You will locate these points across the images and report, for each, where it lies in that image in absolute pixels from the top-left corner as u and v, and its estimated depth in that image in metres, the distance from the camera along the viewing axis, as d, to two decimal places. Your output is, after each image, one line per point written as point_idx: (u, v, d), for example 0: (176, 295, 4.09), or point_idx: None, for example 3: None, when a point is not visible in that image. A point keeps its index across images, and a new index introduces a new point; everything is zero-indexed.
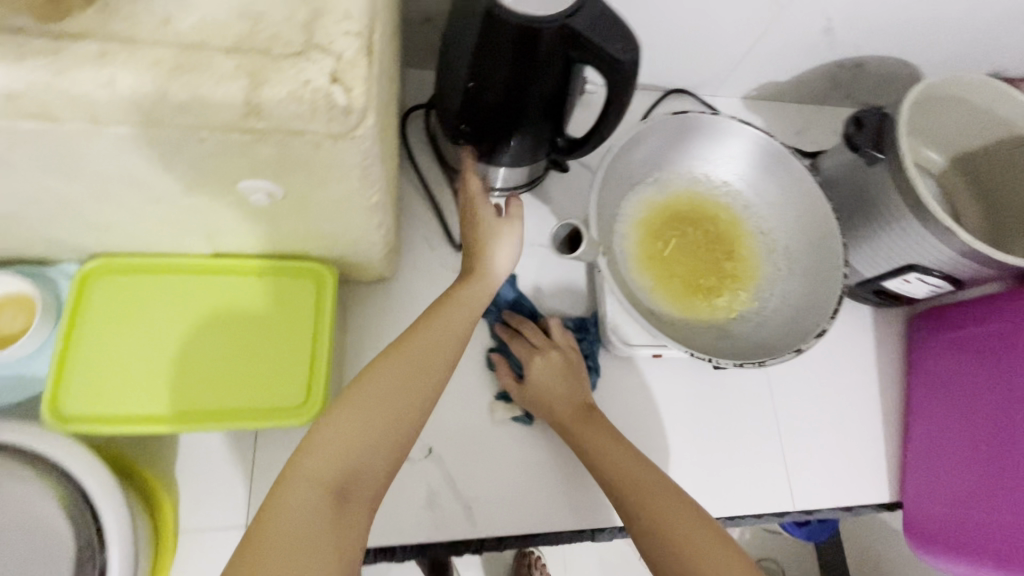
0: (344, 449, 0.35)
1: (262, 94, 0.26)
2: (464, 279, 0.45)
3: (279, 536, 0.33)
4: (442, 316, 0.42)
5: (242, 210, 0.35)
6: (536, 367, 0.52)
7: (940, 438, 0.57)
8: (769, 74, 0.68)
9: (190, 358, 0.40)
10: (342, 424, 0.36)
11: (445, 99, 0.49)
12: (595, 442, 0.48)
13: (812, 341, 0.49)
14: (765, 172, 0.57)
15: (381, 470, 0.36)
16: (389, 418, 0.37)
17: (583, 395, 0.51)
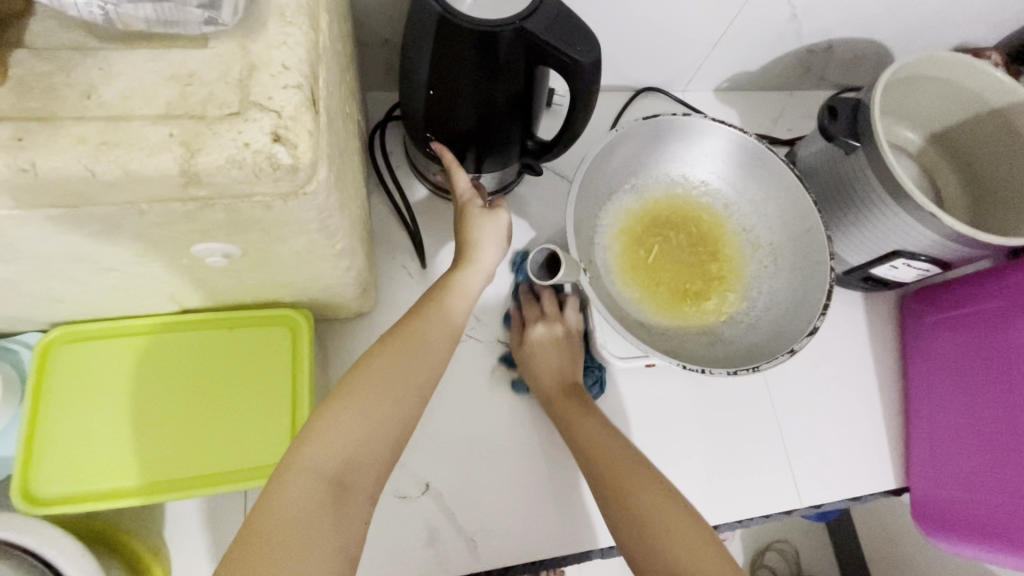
0: (347, 437, 0.35)
1: (198, 162, 0.24)
2: (441, 282, 0.45)
3: (280, 523, 0.32)
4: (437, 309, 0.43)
5: (202, 269, 0.33)
6: (537, 334, 0.52)
7: (948, 427, 0.55)
8: (738, 65, 0.68)
9: (165, 417, 0.41)
10: (343, 413, 0.36)
11: (410, 108, 0.50)
12: (571, 417, 0.48)
13: (805, 340, 0.47)
14: (745, 169, 0.55)
15: (382, 457, 0.36)
16: (393, 408, 0.37)
17: (575, 374, 0.51)
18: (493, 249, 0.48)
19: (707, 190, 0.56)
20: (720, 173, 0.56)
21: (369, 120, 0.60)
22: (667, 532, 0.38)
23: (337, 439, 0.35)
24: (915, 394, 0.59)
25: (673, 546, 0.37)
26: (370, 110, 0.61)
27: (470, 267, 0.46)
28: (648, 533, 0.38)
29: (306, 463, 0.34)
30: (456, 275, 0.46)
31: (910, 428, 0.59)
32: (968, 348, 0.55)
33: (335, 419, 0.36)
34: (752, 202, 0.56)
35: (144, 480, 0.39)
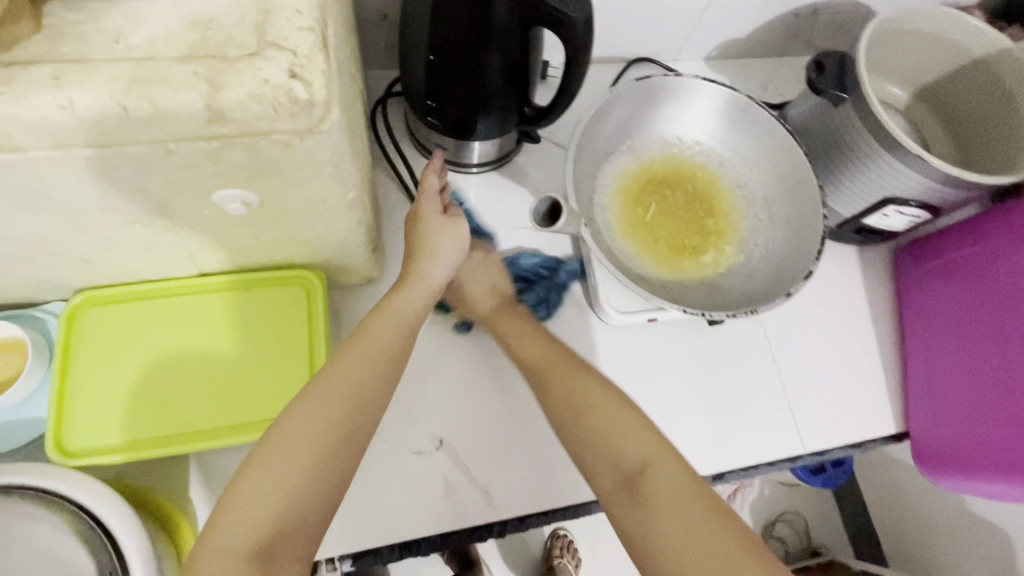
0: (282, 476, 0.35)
1: (221, 97, 0.25)
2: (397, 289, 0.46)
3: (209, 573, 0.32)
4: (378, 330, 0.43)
5: (221, 220, 0.35)
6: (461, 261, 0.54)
7: (945, 373, 0.57)
8: (727, 32, 0.70)
9: (185, 377, 0.43)
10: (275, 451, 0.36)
11: (412, 74, 0.51)
12: (510, 328, 0.51)
13: (800, 283, 0.49)
14: (738, 125, 0.57)
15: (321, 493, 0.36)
16: (323, 448, 0.36)
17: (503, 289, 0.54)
18: (445, 259, 0.49)
19: (700, 148, 0.58)
20: (713, 130, 0.58)
21: (371, 97, 0.62)
22: (603, 417, 0.41)
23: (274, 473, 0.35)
24: (912, 343, 0.61)
25: (612, 434, 0.40)
26: (370, 88, 0.63)
27: (415, 281, 0.47)
28: (587, 421, 0.42)
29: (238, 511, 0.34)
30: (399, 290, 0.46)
31: (908, 379, 0.60)
32: (962, 290, 0.57)
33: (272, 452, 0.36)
34: (746, 155, 0.57)
35: (168, 435, 0.41)
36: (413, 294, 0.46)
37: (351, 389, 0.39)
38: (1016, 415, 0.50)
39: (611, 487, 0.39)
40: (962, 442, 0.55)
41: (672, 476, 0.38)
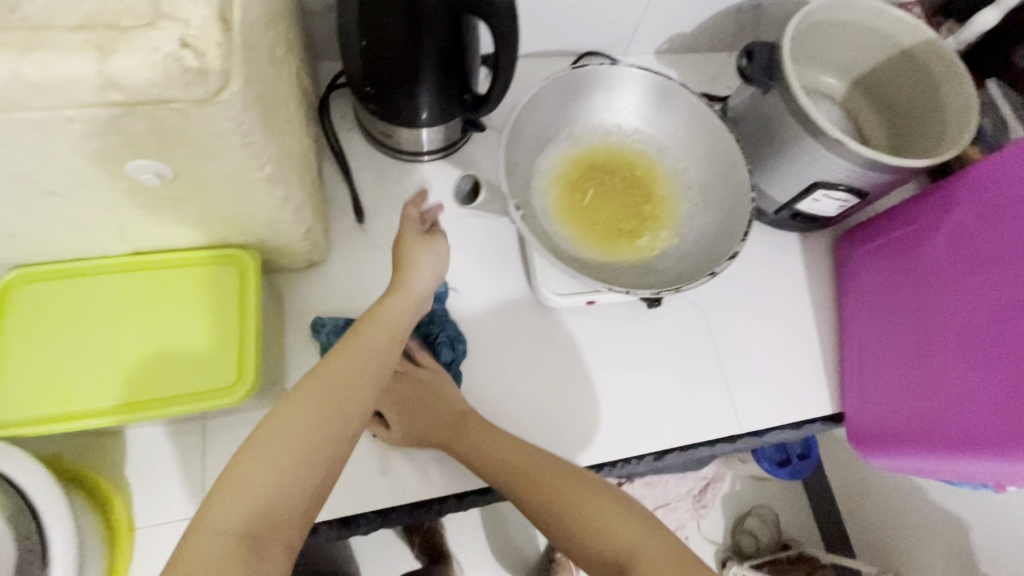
0: (268, 473, 0.36)
1: (112, 63, 0.27)
2: (387, 297, 0.48)
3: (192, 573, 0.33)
4: (364, 335, 0.44)
5: (140, 193, 0.36)
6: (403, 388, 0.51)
7: (878, 352, 0.58)
8: (674, 26, 0.72)
9: (118, 353, 0.43)
10: (265, 447, 0.37)
11: (351, 60, 0.53)
12: (471, 444, 0.49)
13: (724, 263, 0.51)
14: (669, 112, 0.59)
15: (306, 493, 0.37)
16: (312, 448, 0.37)
17: (455, 403, 0.52)
18: (426, 273, 0.50)
19: (637, 134, 0.59)
20: (646, 116, 0.59)
21: (321, 86, 0.63)
22: (585, 510, 0.45)
23: (262, 472, 0.36)
24: (849, 326, 0.62)
25: (604, 530, 0.44)
26: (321, 78, 0.64)
27: (400, 292, 0.48)
28: (577, 518, 0.45)
29: (224, 509, 0.35)
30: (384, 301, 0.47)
31: (847, 360, 0.62)
32: (893, 270, 0.58)
33: (263, 448, 0.37)
34: (682, 141, 0.59)
35: (101, 408, 0.42)
36: (402, 301, 0.48)
37: (342, 387, 0.40)
38: (934, 390, 0.52)
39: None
40: (894, 420, 0.56)
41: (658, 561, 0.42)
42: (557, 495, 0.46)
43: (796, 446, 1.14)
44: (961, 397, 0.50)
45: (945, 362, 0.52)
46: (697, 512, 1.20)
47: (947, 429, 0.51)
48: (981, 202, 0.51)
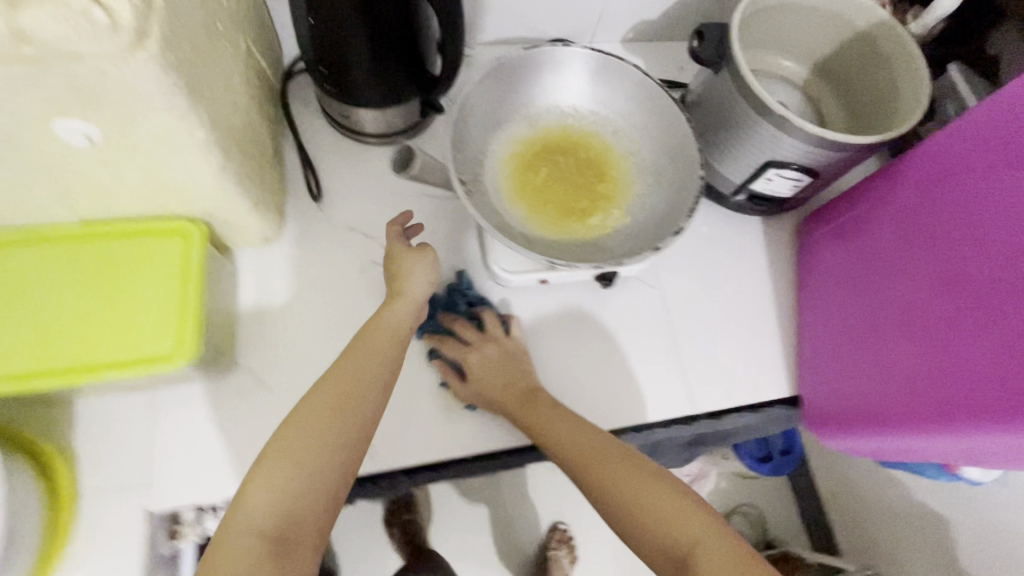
0: (292, 465, 0.46)
1: (17, 13, 0.27)
2: (390, 302, 0.56)
3: (231, 547, 0.43)
4: (369, 339, 0.53)
5: (74, 155, 0.37)
6: (474, 364, 0.57)
7: (818, 332, 0.61)
8: (642, 13, 0.72)
9: (67, 316, 0.46)
10: (290, 445, 0.47)
11: (306, 40, 0.54)
12: (534, 420, 0.54)
13: (669, 238, 0.51)
14: (622, 91, 0.60)
15: (322, 481, 0.47)
16: (332, 446, 0.48)
17: (527, 380, 0.57)
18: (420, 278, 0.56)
19: (589, 114, 0.60)
20: (601, 95, 0.60)
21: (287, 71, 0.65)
22: (652, 501, 0.48)
23: (281, 463, 0.46)
24: (802, 307, 0.64)
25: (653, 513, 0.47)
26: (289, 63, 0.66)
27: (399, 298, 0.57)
28: (635, 512, 0.48)
29: (253, 497, 0.45)
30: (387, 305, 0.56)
31: (795, 341, 0.64)
32: (838, 252, 0.60)
33: (284, 439, 0.47)
34: (635, 121, 0.60)
35: (46, 368, 0.45)
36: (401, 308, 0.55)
37: (354, 383, 0.50)
38: (878, 368, 0.53)
39: (659, 558, 0.46)
40: (823, 397, 0.59)
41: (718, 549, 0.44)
42: (607, 476, 0.50)
43: (778, 441, 1.18)
44: (878, 375, 0.52)
45: (868, 342, 0.54)
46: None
47: (864, 406, 0.53)
48: (908, 186, 0.52)
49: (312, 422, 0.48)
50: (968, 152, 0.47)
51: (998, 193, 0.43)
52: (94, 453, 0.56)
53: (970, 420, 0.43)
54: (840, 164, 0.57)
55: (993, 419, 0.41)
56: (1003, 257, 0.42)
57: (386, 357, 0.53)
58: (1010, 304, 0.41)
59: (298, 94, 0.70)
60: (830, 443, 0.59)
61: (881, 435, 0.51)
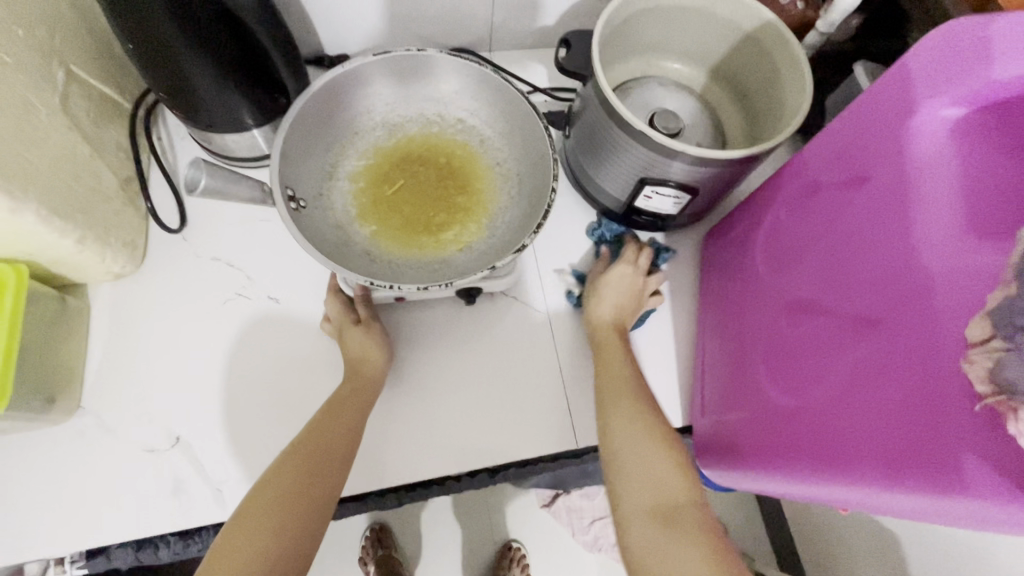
0: (618, 376, 0.62)
1: None
2: (619, 340, 0.66)
3: (612, 414, 0.59)
4: (608, 348, 0.65)
5: None
6: (619, 271, 0.68)
7: (717, 353, 0.63)
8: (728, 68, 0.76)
9: None
10: (610, 370, 0.63)
11: None
12: (607, 350, 0.65)
13: (771, 305, 0.54)
14: (710, 170, 0.60)
15: (635, 392, 0.61)
16: (619, 366, 0.64)
17: (628, 313, 0.67)
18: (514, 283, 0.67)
19: (672, 179, 0.62)
20: (692, 173, 0.61)
21: (373, 61, 0.64)
22: (675, 460, 0.55)
23: (615, 395, 0.61)
24: (709, 319, 0.67)
25: (661, 447, 0.55)
26: (382, 58, 0.65)
27: (593, 295, 0.68)
28: (658, 442, 0.56)
29: (618, 394, 0.61)
30: (592, 288, 0.69)
31: (701, 359, 0.67)
32: (734, 271, 0.62)
33: (613, 394, 0.61)
34: (710, 189, 0.64)
35: None
36: (621, 280, 0.68)
37: (612, 384, 0.62)
38: None
39: (647, 495, 0.53)
40: (718, 411, 0.61)
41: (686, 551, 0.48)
42: (655, 411, 0.59)
43: None
44: (749, 413, 0.54)
45: (746, 368, 0.56)
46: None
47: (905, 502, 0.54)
48: (780, 207, 0.55)
49: (614, 409, 0.60)
50: (817, 171, 0.49)
51: (844, 236, 0.45)
52: (202, 447, 0.63)
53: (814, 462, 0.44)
54: (751, 209, 0.61)
55: (831, 469, 0.42)
56: (848, 307, 0.43)
57: (628, 384, 0.62)
58: (844, 354, 0.43)
59: (377, 88, 0.68)
60: (714, 480, 0.63)
61: (747, 472, 0.53)
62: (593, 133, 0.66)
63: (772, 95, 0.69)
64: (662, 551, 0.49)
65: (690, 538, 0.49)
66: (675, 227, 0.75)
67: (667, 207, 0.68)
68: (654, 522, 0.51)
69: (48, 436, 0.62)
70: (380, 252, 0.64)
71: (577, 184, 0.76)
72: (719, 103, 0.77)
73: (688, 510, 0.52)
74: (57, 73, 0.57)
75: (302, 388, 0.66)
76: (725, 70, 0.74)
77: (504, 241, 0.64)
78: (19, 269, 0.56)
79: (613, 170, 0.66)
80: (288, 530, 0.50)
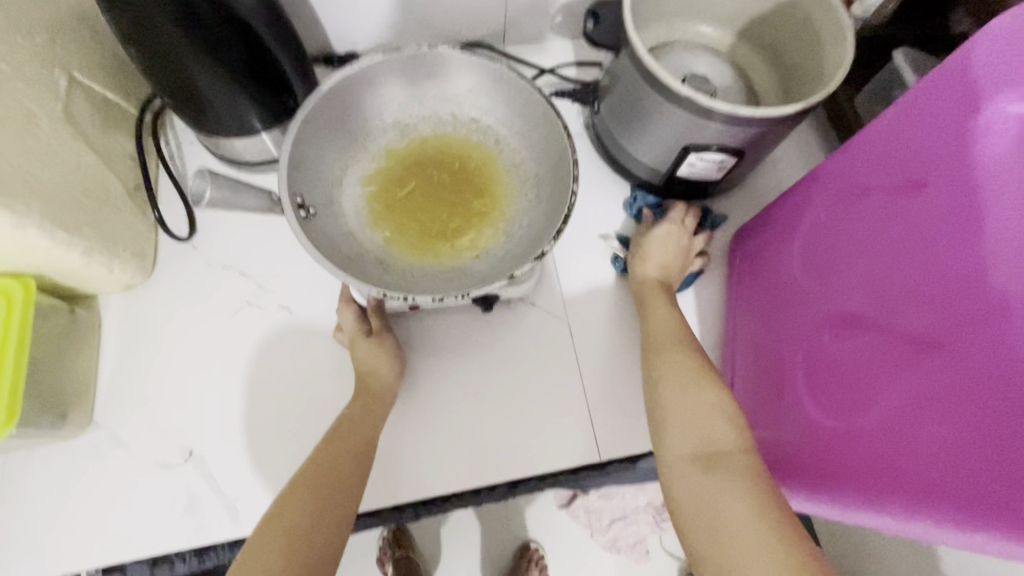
0: (664, 330, 0.60)
1: None
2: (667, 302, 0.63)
3: (658, 364, 0.57)
4: (649, 307, 0.63)
5: None
6: (666, 227, 0.65)
7: (749, 364, 0.60)
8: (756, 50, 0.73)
9: None
10: (656, 323, 0.61)
11: None
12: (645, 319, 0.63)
13: (819, 316, 0.50)
14: (754, 130, 0.58)
15: (682, 343, 0.58)
16: (666, 322, 0.61)
17: (672, 274, 0.65)
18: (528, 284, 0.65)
19: (717, 143, 0.60)
20: (737, 136, 0.59)
21: (385, 57, 0.62)
22: (721, 408, 0.51)
23: (661, 348, 0.58)
24: (742, 326, 0.63)
25: (708, 396, 0.52)
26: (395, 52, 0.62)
27: (639, 254, 0.66)
28: (702, 390, 0.53)
29: (665, 347, 0.58)
30: (637, 245, 0.66)
31: (730, 371, 0.64)
32: (770, 276, 0.59)
33: (659, 347, 0.58)
34: (756, 150, 0.62)
35: None
36: (667, 237, 0.65)
37: (659, 334, 0.60)
38: None
39: (690, 448, 0.49)
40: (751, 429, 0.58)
41: (729, 493, 0.44)
42: (705, 364, 0.56)
43: None
44: (791, 430, 0.51)
45: (785, 383, 0.53)
46: (657, 524, 1.40)
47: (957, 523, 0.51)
48: (819, 213, 0.52)
49: (660, 360, 0.57)
50: (865, 175, 0.46)
51: (902, 246, 0.42)
52: (216, 462, 0.61)
53: (872, 490, 0.41)
54: (788, 210, 0.57)
55: (894, 500, 0.39)
56: (909, 324, 0.41)
57: (679, 339, 0.58)
58: (907, 375, 0.40)
59: (389, 85, 0.65)
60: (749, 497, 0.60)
61: (791, 495, 0.50)
62: (628, 102, 0.63)
63: (810, 51, 0.66)
64: (704, 495, 0.45)
65: (737, 483, 0.45)
66: (710, 195, 0.73)
67: (710, 172, 0.66)
68: (699, 468, 0.47)
69: (63, 452, 0.61)
70: (394, 260, 0.61)
71: (608, 157, 0.74)
72: (750, 67, 0.74)
73: (735, 455, 0.47)
74: (60, 80, 0.55)
75: (316, 400, 0.64)
76: (757, 31, 0.71)
77: (524, 247, 0.61)
78: (25, 281, 0.55)
79: (653, 139, 0.64)
80: (297, 564, 0.46)
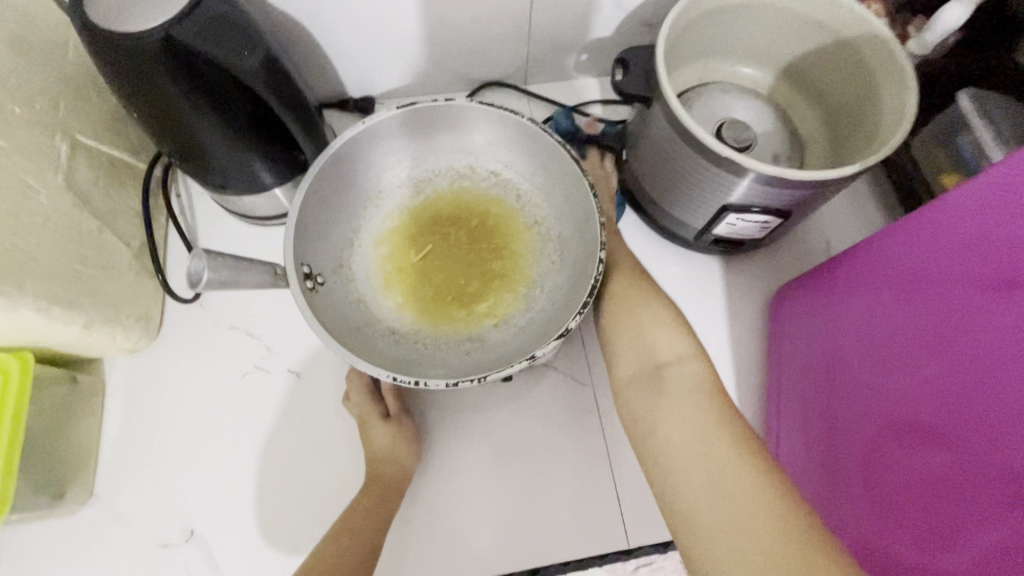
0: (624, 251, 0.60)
1: None
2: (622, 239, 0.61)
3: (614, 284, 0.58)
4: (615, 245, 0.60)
5: None
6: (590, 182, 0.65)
7: (803, 443, 0.57)
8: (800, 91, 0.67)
9: None
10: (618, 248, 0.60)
11: None
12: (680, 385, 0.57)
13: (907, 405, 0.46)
14: (805, 192, 0.52)
15: (634, 267, 0.59)
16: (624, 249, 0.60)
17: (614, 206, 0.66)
18: None
19: (761, 204, 0.55)
20: (784, 197, 0.53)
21: (399, 111, 0.58)
22: (664, 330, 0.52)
23: (617, 273, 0.58)
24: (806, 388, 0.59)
25: (655, 317, 0.53)
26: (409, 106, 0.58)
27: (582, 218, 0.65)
28: (648, 306, 0.54)
29: (622, 269, 0.59)
30: None
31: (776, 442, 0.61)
32: (839, 342, 0.54)
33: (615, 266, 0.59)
34: (804, 210, 0.56)
35: None
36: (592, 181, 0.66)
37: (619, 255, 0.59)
38: None
39: (633, 373, 0.51)
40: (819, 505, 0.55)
41: (671, 407, 0.47)
42: (653, 285, 0.56)
43: None
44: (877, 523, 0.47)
45: (861, 469, 0.50)
46: None
47: None
48: (881, 287, 0.50)
49: (614, 273, 0.59)
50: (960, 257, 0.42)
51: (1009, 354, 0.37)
52: (217, 541, 0.58)
53: None
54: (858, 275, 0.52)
55: None
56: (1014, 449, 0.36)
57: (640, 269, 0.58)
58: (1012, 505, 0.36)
59: (402, 138, 0.61)
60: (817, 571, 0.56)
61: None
62: (660, 157, 0.58)
63: (862, 97, 0.60)
64: (649, 411, 0.48)
65: (680, 390, 0.47)
66: (749, 251, 0.67)
67: (752, 231, 0.60)
68: (644, 385, 0.50)
69: (61, 527, 0.58)
70: (407, 330, 0.57)
71: (638, 208, 0.68)
72: (793, 110, 0.68)
73: (682, 365, 0.49)
74: (60, 147, 0.53)
75: (323, 474, 0.60)
76: (800, 71, 0.65)
77: (547, 318, 0.57)
78: (22, 356, 0.53)
79: (689, 197, 0.59)
80: None
